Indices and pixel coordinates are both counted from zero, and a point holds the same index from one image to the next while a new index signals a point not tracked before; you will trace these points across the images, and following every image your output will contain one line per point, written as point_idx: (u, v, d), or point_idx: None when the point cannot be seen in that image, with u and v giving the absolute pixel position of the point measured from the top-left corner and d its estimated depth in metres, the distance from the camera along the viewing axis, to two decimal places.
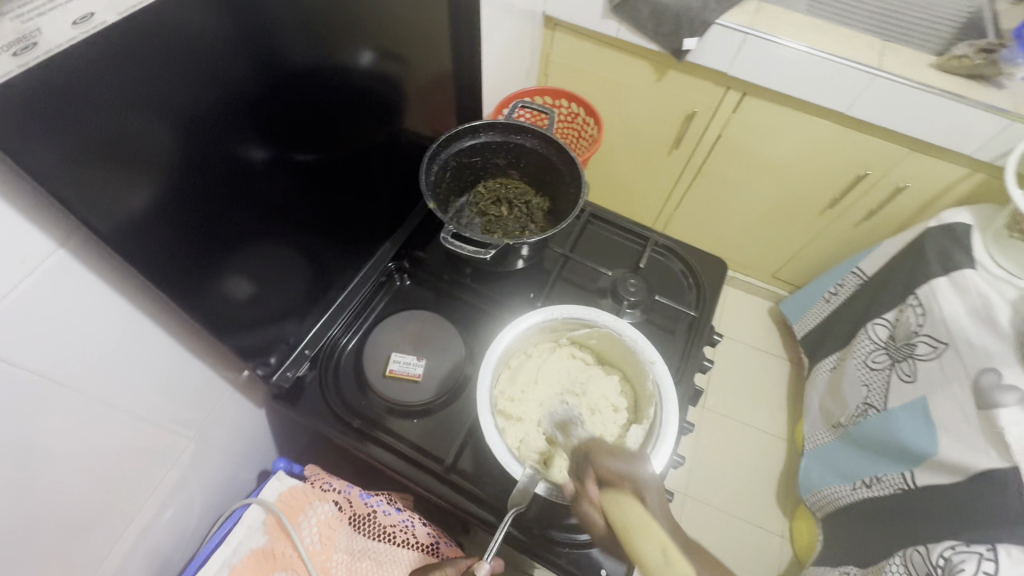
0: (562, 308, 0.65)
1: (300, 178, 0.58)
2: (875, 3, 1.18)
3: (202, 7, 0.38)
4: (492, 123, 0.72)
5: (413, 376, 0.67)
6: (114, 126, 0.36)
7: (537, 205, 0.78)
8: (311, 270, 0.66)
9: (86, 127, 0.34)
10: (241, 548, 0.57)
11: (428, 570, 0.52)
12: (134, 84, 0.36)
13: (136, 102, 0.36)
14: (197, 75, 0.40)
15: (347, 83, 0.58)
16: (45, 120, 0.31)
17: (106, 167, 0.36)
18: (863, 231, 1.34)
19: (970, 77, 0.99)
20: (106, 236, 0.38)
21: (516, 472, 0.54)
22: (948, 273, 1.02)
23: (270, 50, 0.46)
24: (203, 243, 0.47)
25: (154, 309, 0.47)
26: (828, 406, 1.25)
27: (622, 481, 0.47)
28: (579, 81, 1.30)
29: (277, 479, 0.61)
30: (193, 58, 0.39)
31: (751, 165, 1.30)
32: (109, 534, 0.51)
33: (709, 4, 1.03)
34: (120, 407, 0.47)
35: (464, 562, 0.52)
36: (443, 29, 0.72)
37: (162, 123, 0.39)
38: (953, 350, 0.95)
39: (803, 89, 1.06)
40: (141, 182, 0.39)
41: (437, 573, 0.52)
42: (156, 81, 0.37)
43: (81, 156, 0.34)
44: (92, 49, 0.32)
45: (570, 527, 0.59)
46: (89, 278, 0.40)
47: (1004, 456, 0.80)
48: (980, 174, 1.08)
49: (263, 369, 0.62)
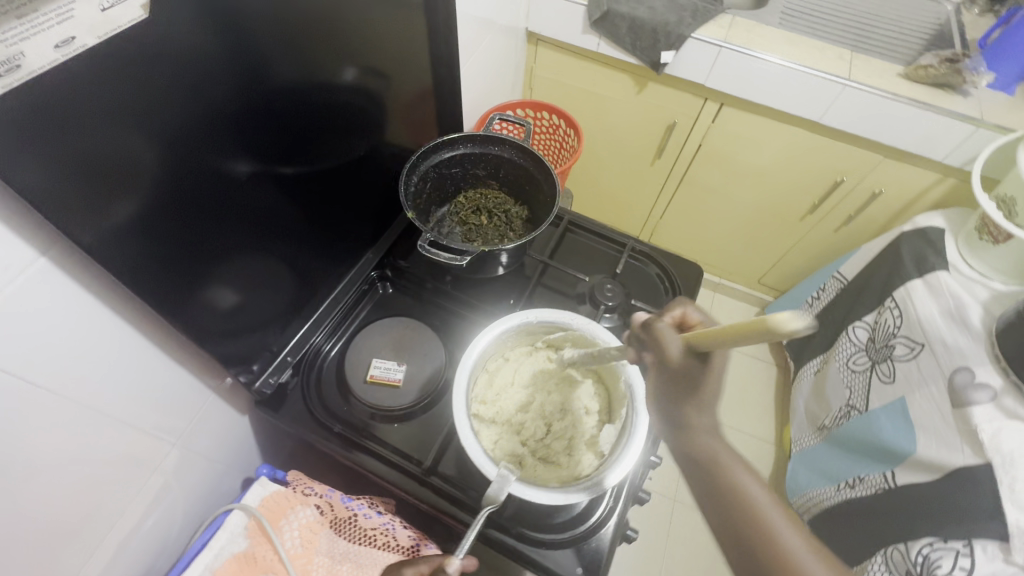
0: (537, 312, 0.66)
1: (284, 191, 0.60)
2: (847, 16, 1.22)
3: (183, 31, 0.41)
4: (470, 135, 0.75)
5: (393, 381, 0.69)
6: (103, 145, 0.38)
7: (515, 213, 0.80)
8: (294, 280, 0.68)
9: (76, 145, 0.36)
10: (223, 553, 0.58)
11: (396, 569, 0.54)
12: (122, 104, 0.38)
13: (124, 122, 0.39)
14: (184, 95, 0.43)
15: (330, 100, 0.61)
16: (33, 138, 0.33)
17: (94, 184, 0.38)
18: (843, 236, 1.37)
19: (937, 86, 1.02)
20: (95, 248, 0.40)
21: (490, 472, 0.55)
22: (922, 275, 1.04)
23: (253, 70, 0.49)
24: (187, 253, 0.49)
25: (134, 318, 0.48)
26: (813, 409, 1.26)
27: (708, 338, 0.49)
28: (562, 94, 1.33)
29: (260, 485, 0.63)
30: (178, 78, 0.42)
31: (731, 173, 1.33)
32: (93, 540, 0.52)
33: (684, 19, 1.07)
34: (106, 413, 0.49)
35: (434, 560, 0.53)
36: (422, 46, 0.74)
37: (150, 142, 0.41)
38: (928, 350, 0.96)
39: (778, 99, 1.09)
40: (130, 197, 0.41)
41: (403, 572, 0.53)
42: (142, 101, 0.39)
43: (67, 172, 0.36)
44: (73, 70, 0.34)
45: (547, 527, 0.60)
46: (71, 285, 0.41)
47: (978, 452, 0.82)
48: (951, 179, 1.11)
49: (245, 376, 0.63)
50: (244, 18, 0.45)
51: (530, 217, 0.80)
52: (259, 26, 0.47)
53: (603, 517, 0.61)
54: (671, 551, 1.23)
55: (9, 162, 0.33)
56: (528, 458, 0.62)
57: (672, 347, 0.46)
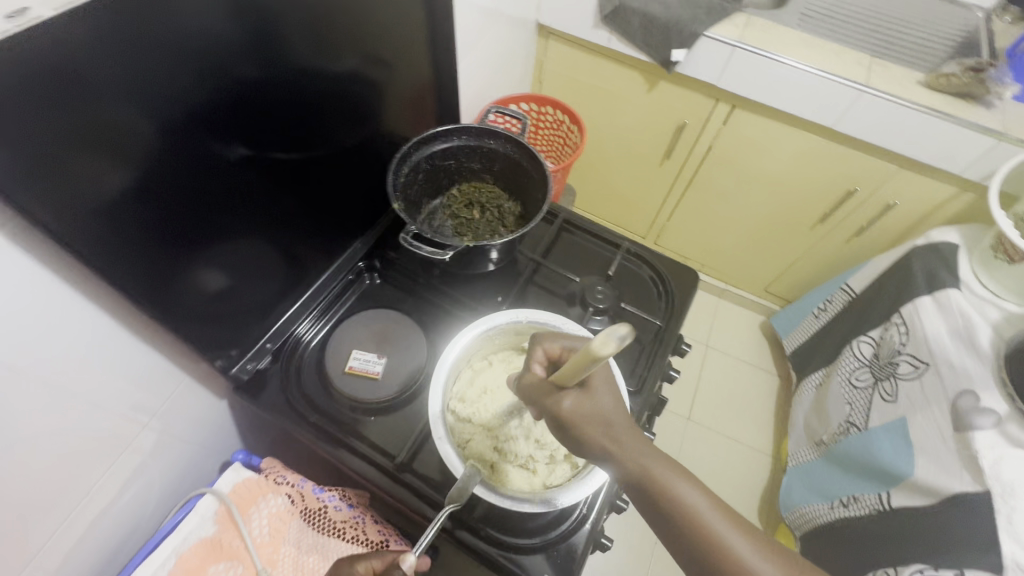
0: (528, 312, 0.66)
1: (275, 176, 0.59)
2: (871, 20, 1.18)
3: (179, 8, 0.40)
4: (465, 128, 0.74)
5: (372, 373, 0.68)
6: (92, 113, 0.38)
7: (509, 209, 0.79)
8: (281, 266, 0.67)
9: (55, 122, 0.36)
10: (190, 537, 0.58)
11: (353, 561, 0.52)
12: (106, 82, 0.38)
13: (102, 100, 0.38)
14: (185, 69, 0.43)
15: (326, 85, 0.60)
16: (18, 102, 0.33)
17: (81, 149, 0.38)
18: (855, 247, 1.33)
19: (959, 97, 0.98)
20: (80, 219, 0.40)
21: (457, 468, 0.54)
22: (932, 292, 1.00)
23: (248, 52, 0.48)
24: (170, 236, 0.48)
25: (102, 298, 0.48)
26: (812, 423, 1.23)
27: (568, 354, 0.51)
28: (571, 89, 1.31)
29: (233, 471, 0.62)
30: (178, 52, 0.42)
31: (742, 178, 1.29)
32: (61, 517, 0.52)
33: (698, 16, 1.04)
34: (71, 392, 0.48)
35: (389, 555, 0.52)
36: (421, 35, 0.73)
37: (144, 114, 0.41)
38: (933, 370, 0.93)
39: (792, 103, 1.06)
40: (119, 165, 0.41)
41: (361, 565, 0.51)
42: (135, 72, 0.39)
43: (51, 137, 0.36)
44: (55, 31, 0.34)
45: (521, 533, 0.59)
46: (29, 263, 0.40)
47: (978, 479, 0.79)
48: (968, 195, 1.07)
49: (224, 361, 0.62)
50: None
51: (523, 213, 0.78)
52: (264, 12, 0.47)
53: (578, 521, 0.60)
54: (658, 554, 1.22)
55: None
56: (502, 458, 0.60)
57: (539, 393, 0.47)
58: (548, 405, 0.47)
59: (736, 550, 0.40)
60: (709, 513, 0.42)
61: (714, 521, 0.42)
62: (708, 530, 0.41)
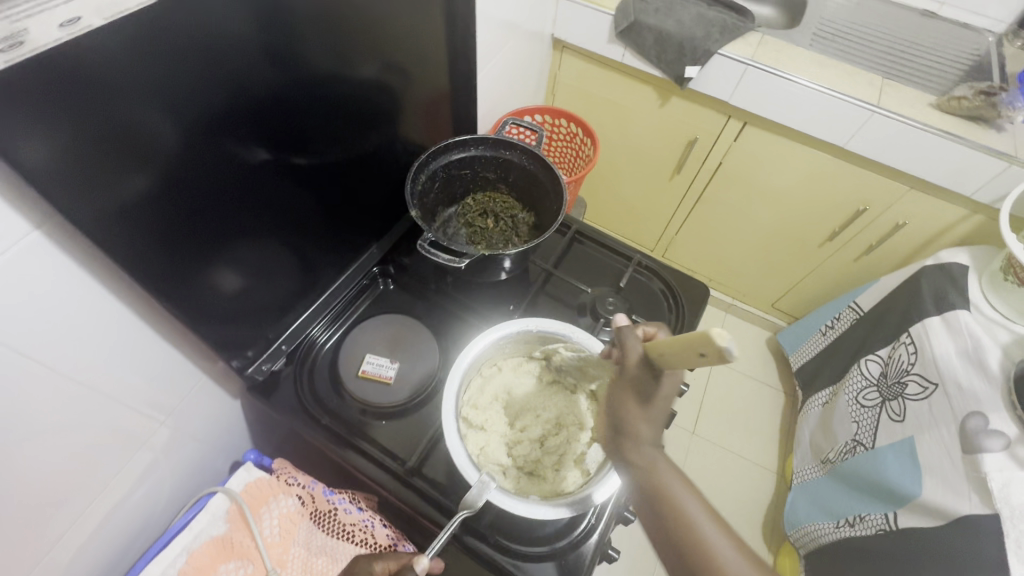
0: (537, 321, 0.66)
1: (295, 180, 0.60)
2: (883, 41, 1.19)
3: (209, 18, 0.42)
4: (481, 138, 0.75)
5: (384, 378, 0.69)
6: (127, 119, 0.39)
7: (522, 219, 0.80)
8: (297, 269, 0.68)
9: (92, 124, 0.37)
10: (201, 535, 0.59)
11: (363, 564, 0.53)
12: (142, 86, 0.39)
13: (137, 103, 0.39)
14: (215, 73, 0.44)
15: (346, 93, 0.61)
16: (61, 103, 0.35)
17: (113, 156, 0.40)
18: (863, 266, 1.33)
19: (970, 119, 0.99)
20: (110, 218, 0.42)
21: (471, 477, 0.54)
22: (941, 312, 1.00)
23: (273, 58, 0.49)
24: (192, 236, 0.50)
25: (129, 297, 0.49)
26: (817, 441, 1.23)
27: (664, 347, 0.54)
28: (584, 102, 1.32)
29: (244, 470, 0.63)
30: (205, 62, 0.43)
31: (751, 193, 1.30)
32: (76, 511, 0.53)
33: (712, 34, 1.06)
34: (94, 386, 0.49)
35: (395, 560, 0.52)
36: (441, 47, 0.74)
37: (171, 121, 0.43)
38: (942, 391, 0.93)
39: (803, 122, 1.07)
40: (145, 173, 0.43)
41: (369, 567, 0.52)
42: (173, 75, 0.41)
43: (87, 145, 0.37)
44: (97, 40, 0.35)
45: (529, 542, 0.59)
46: (64, 260, 0.42)
47: (986, 502, 0.79)
48: (979, 216, 1.08)
49: (239, 361, 0.63)
50: (273, 9, 0.47)
51: (536, 223, 0.80)
52: (291, 23, 0.49)
53: (585, 532, 0.60)
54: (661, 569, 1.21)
55: (26, 127, 0.34)
56: (513, 467, 0.61)
57: (633, 356, 0.49)
58: (632, 370, 0.49)
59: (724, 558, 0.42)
60: (704, 521, 0.44)
61: (704, 525, 0.44)
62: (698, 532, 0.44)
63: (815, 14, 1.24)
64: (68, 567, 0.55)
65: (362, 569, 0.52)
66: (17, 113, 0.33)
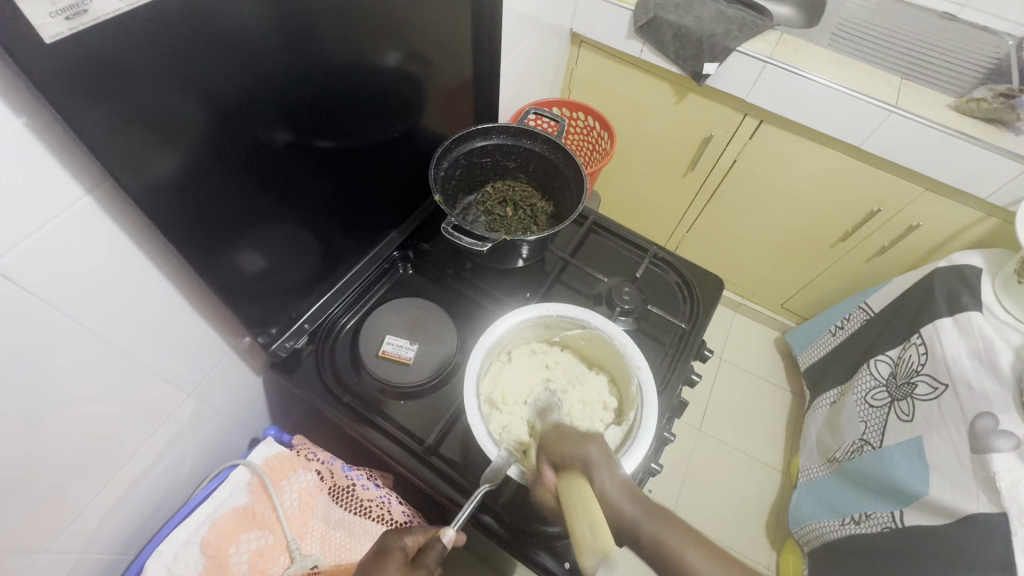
0: (559, 306, 0.67)
1: (320, 164, 0.61)
2: (903, 42, 1.19)
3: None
4: (503, 126, 0.76)
5: (404, 358, 0.70)
6: (170, 93, 0.41)
7: (541, 208, 0.81)
8: (320, 250, 0.69)
9: (139, 97, 0.38)
10: (224, 505, 0.61)
11: (391, 531, 0.52)
12: (185, 62, 0.40)
13: (180, 80, 0.41)
14: (251, 54, 0.46)
15: (372, 80, 0.62)
16: (110, 74, 0.36)
17: (153, 135, 0.41)
18: (876, 266, 1.33)
19: (987, 121, 0.99)
20: (149, 191, 0.43)
21: (492, 453, 0.55)
22: (953, 314, 1.01)
23: (306, 41, 0.51)
24: (220, 214, 0.51)
25: (165, 269, 0.50)
26: (825, 440, 1.23)
27: (573, 462, 0.51)
28: (600, 98, 1.33)
29: (266, 445, 0.65)
30: (229, 45, 0.43)
31: (765, 192, 1.31)
32: (105, 478, 0.54)
33: (731, 32, 1.06)
34: (129, 354, 0.51)
35: (421, 531, 0.52)
36: (466, 35, 0.75)
37: (199, 103, 0.43)
38: (952, 392, 0.93)
39: (820, 121, 1.07)
40: (172, 152, 0.43)
41: (396, 534, 0.51)
42: (215, 54, 0.42)
43: (122, 123, 0.38)
44: (131, 21, 0.35)
45: (543, 521, 0.60)
46: (109, 227, 0.43)
47: (994, 501, 0.79)
48: (994, 219, 1.08)
49: (263, 338, 0.65)
50: None
51: (555, 213, 0.81)
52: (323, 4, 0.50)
53: None
54: None
55: (80, 98, 0.35)
56: None
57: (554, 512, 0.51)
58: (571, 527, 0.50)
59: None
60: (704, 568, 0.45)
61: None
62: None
63: (834, 13, 1.24)
64: (96, 533, 0.56)
65: (395, 545, 0.50)
66: (73, 81, 0.34)
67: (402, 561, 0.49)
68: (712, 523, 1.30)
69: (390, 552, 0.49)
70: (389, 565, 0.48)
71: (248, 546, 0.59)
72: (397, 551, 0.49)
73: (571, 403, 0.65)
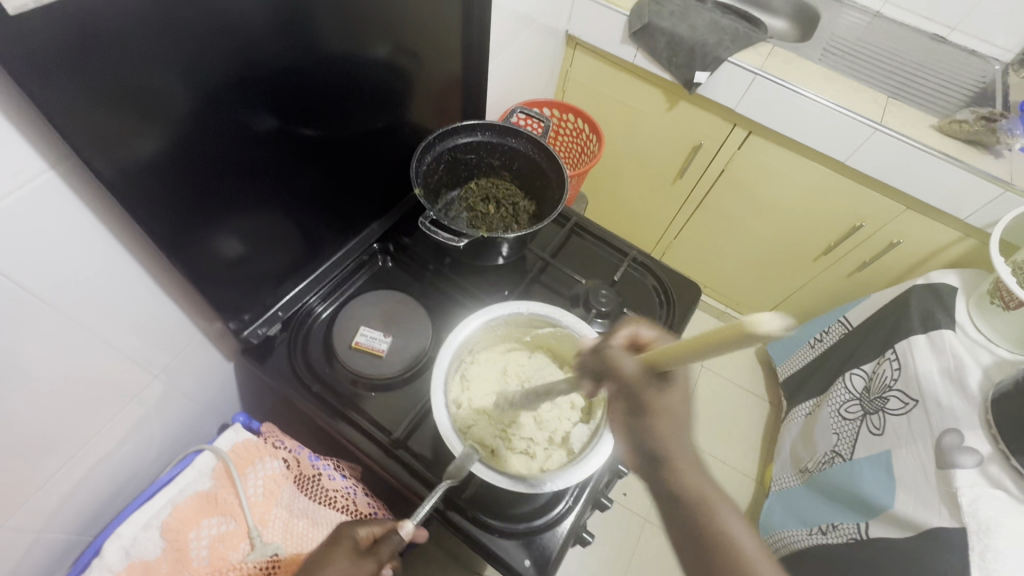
0: (531, 304, 0.67)
1: (304, 154, 0.61)
2: (894, 61, 1.21)
3: None
4: (489, 124, 0.76)
5: (377, 350, 0.70)
6: (149, 76, 0.41)
7: (523, 207, 0.81)
8: (299, 239, 0.69)
9: (117, 78, 0.38)
10: (187, 490, 0.61)
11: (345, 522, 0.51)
12: (167, 47, 0.40)
13: (162, 64, 0.41)
14: (235, 41, 0.45)
15: (360, 73, 0.62)
16: (85, 54, 0.36)
17: (128, 119, 0.41)
18: (856, 282, 1.35)
19: (969, 143, 1.01)
20: (123, 174, 0.43)
21: (456, 448, 0.56)
22: (927, 331, 1.02)
23: (295, 32, 0.51)
24: (199, 200, 0.51)
25: (133, 248, 0.50)
26: (798, 450, 1.24)
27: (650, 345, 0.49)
28: (593, 101, 1.34)
29: (233, 431, 0.65)
30: (212, 31, 0.43)
31: (752, 203, 1.32)
32: (66, 457, 0.54)
33: (724, 42, 1.07)
34: (96, 333, 0.50)
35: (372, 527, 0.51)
36: (456, 33, 0.75)
37: (178, 86, 0.43)
38: (921, 408, 0.94)
39: (806, 135, 1.08)
40: (147, 136, 0.43)
41: (347, 525, 0.51)
42: (199, 41, 0.42)
43: (91, 96, 0.37)
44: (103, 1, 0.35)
45: (505, 518, 0.61)
46: (75, 203, 0.43)
47: (955, 516, 0.80)
48: (972, 240, 1.10)
49: (235, 324, 0.65)
50: None
51: (536, 212, 0.81)
52: None
53: (559, 515, 0.61)
54: (634, 564, 1.24)
55: (48, 75, 0.35)
56: (503, 445, 0.63)
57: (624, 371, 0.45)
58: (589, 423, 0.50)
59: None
60: (759, 563, 0.40)
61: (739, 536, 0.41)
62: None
63: (827, 30, 1.25)
64: (53, 512, 0.56)
65: (346, 534, 0.50)
66: (43, 60, 0.34)
67: (351, 549, 0.49)
68: None
69: (342, 540, 0.49)
70: (337, 552, 0.48)
71: (208, 532, 0.59)
72: (347, 537, 0.49)
73: (541, 405, 0.66)
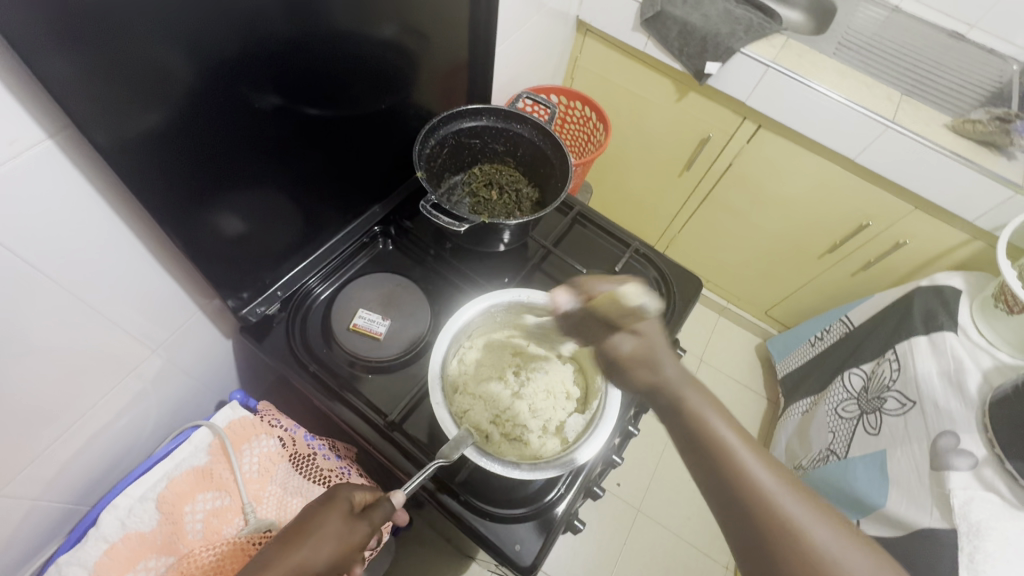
0: (531, 292, 0.66)
1: (307, 133, 0.61)
2: (909, 57, 1.18)
3: None
4: (494, 109, 0.75)
5: (375, 333, 0.70)
6: (152, 50, 0.40)
7: (526, 194, 0.81)
8: (300, 219, 0.69)
9: (120, 52, 0.38)
10: (182, 464, 0.61)
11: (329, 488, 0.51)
12: (171, 21, 0.40)
13: (167, 37, 0.40)
14: (241, 17, 0.45)
15: (365, 52, 0.61)
16: (90, 26, 0.35)
17: (131, 92, 0.40)
18: (860, 281, 1.34)
19: (982, 144, 0.99)
20: (123, 147, 0.42)
21: (450, 431, 0.56)
22: (929, 333, 1.01)
23: (298, 9, 0.50)
24: (201, 176, 0.51)
25: (131, 221, 0.50)
26: (794, 447, 1.25)
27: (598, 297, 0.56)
28: (602, 89, 1.32)
29: (230, 408, 0.66)
30: (215, 7, 0.42)
31: (758, 198, 1.30)
32: (63, 428, 0.54)
33: (737, 33, 1.05)
34: (93, 305, 0.50)
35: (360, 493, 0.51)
36: (463, 15, 0.74)
37: (181, 60, 0.42)
38: (919, 409, 0.94)
39: (816, 131, 1.07)
40: (149, 111, 0.43)
41: (343, 486, 0.51)
42: (204, 15, 0.42)
43: (96, 66, 0.37)
44: None
45: (499, 503, 0.61)
46: (72, 174, 0.43)
47: (946, 516, 0.80)
48: (979, 243, 1.09)
49: (234, 302, 0.65)
50: None
51: (539, 200, 0.81)
52: None
53: (553, 500, 0.62)
54: (625, 553, 1.25)
55: (50, 44, 0.34)
56: (497, 431, 0.63)
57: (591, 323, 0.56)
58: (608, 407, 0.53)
59: (818, 547, 0.39)
60: (784, 495, 0.41)
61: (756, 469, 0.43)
62: (795, 528, 0.40)
63: (843, 23, 1.23)
64: (51, 481, 0.57)
65: (342, 495, 0.50)
66: (44, 32, 0.33)
67: (346, 512, 0.49)
68: (676, 519, 1.31)
69: (337, 500, 0.49)
70: (331, 510, 0.48)
71: (203, 506, 0.60)
72: (342, 499, 0.49)
73: (536, 393, 0.66)
